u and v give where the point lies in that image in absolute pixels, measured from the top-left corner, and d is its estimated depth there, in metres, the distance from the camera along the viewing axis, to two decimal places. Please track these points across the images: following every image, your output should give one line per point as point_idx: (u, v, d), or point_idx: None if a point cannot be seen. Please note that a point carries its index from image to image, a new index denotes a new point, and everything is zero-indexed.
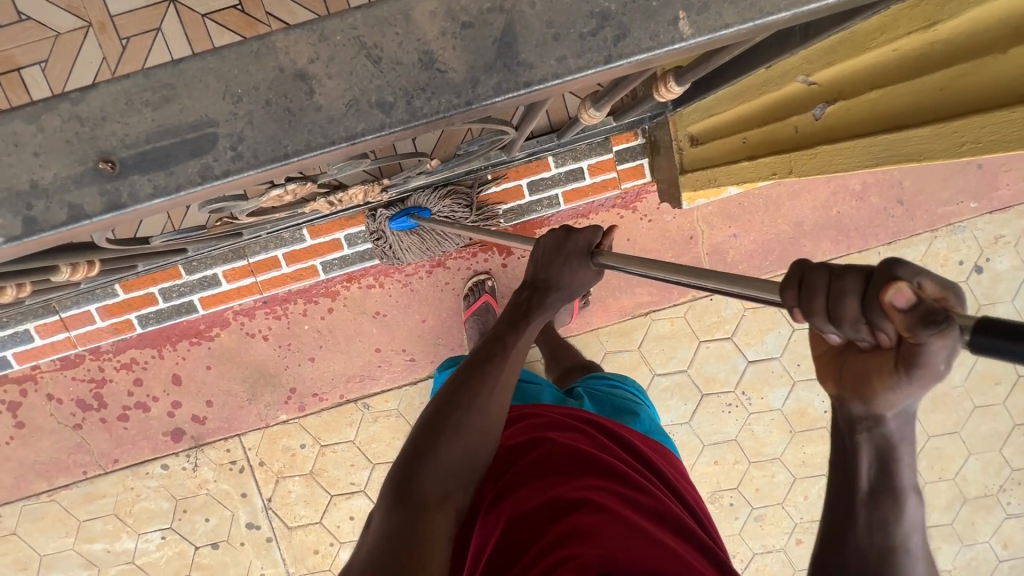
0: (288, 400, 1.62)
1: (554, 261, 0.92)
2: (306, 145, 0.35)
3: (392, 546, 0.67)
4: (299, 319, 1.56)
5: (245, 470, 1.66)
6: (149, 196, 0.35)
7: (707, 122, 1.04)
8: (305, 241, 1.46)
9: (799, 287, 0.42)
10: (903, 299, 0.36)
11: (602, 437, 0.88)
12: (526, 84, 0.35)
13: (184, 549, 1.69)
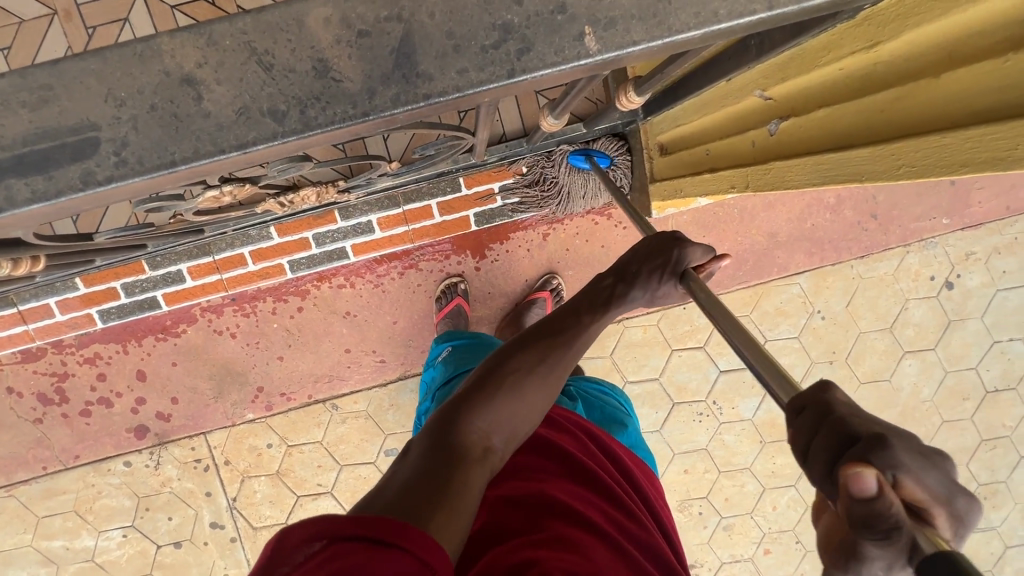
0: (255, 399, 1.60)
1: (649, 262, 0.83)
2: (194, 153, 0.35)
3: (425, 488, 0.61)
4: (268, 318, 1.54)
5: (210, 469, 1.63)
6: (26, 200, 0.34)
7: (675, 132, 1.04)
8: (273, 239, 1.44)
9: (796, 413, 0.44)
10: (859, 488, 0.35)
11: (588, 442, 0.90)
12: (425, 96, 0.36)
13: (146, 548, 1.66)
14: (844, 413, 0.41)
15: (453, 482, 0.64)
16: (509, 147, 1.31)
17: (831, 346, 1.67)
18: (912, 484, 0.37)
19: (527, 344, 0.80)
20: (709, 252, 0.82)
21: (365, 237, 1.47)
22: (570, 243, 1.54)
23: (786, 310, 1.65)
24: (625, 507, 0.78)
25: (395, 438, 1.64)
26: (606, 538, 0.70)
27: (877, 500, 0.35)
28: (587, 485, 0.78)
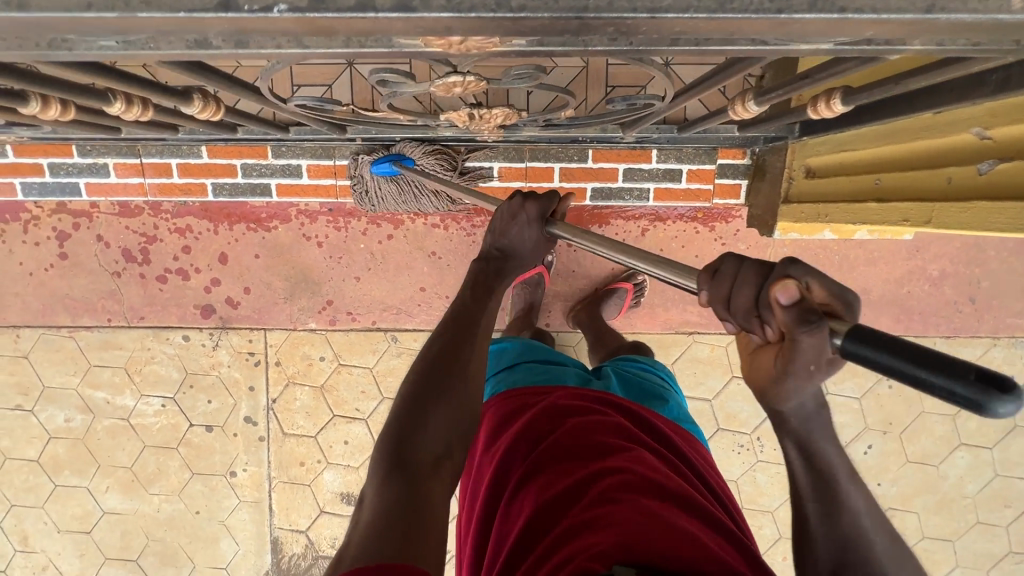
0: (321, 310, 1.62)
1: (510, 226, 1.00)
2: (608, 4, 0.42)
3: (390, 516, 0.71)
4: (357, 237, 1.57)
5: (260, 365, 1.66)
6: (438, 6, 0.42)
7: (835, 156, 1.03)
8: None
9: (712, 274, 0.53)
10: (788, 294, 0.47)
11: (616, 420, 0.92)
12: (839, 10, 0.42)
13: (178, 422, 1.70)
14: (748, 265, 0.51)
15: (413, 505, 0.74)
16: (656, 128, 1.25)
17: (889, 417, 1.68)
18: (817, 287, 0.47)
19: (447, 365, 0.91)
20: (553, 197, 0.99)
21: None
22: (666, 245, 1.51)
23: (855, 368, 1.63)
24: (664, 473, 0.80)
25: None
26: (647, 505, 0.72)
27: (795, 302, 0.46)
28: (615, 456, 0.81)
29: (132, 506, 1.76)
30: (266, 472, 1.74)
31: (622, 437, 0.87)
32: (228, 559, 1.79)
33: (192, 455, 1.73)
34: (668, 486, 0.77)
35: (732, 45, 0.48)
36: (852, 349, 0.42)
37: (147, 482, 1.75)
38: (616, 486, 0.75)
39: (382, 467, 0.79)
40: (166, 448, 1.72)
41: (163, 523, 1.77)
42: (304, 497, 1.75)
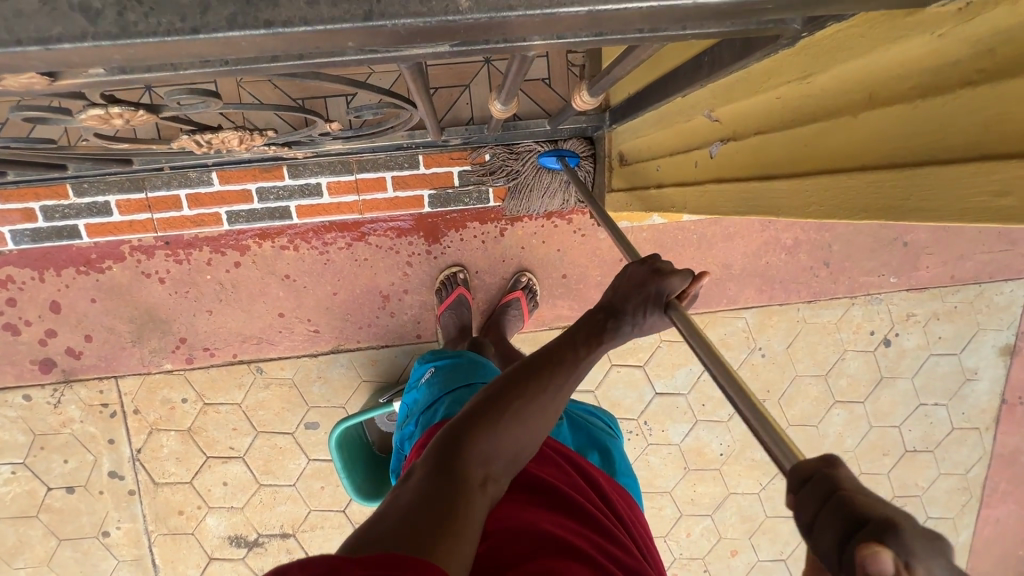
0: (176, 349, 1.52)
1: (632, 297, 0.77)
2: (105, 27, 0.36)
3: (428, 515, 0.57)
4: (202, 268, 1.47)
5: (117, 416, 1.55)
6: None
7: (634, 142, 1.03)
8: (214, 184, 1.36)
9: (801, 484, 0.40)
10: (877, 570, 0.33)
11: (572, 470, 0.83)
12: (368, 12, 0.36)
13: (35, 489, 1.57)
14: (855, 494, 0.37)
15: (455, 511, 0.59)
16: (470, 130, 1.24)
17: (766, 385, 1.70)
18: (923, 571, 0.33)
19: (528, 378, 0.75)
20: (689, 275, 0.74)
21: (311, 198, 1.40)
22: (527, 243, 1.52)
23: (728, 342, 1.67)
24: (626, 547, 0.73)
25: (317, 412, 1.59)
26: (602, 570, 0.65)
27: None
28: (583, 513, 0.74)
29: None
30: (143, 527, 1.63)
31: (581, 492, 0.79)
32: None
33: (56, 520, 1.60)
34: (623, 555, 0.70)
35: (341, 57, 0.46)
36: None
37: (9, 557, 1.61)
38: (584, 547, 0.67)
39: (432, 460, 0.65)
40: (25, 517, 1.59)
41: None
42: (189, 547, 1.65)
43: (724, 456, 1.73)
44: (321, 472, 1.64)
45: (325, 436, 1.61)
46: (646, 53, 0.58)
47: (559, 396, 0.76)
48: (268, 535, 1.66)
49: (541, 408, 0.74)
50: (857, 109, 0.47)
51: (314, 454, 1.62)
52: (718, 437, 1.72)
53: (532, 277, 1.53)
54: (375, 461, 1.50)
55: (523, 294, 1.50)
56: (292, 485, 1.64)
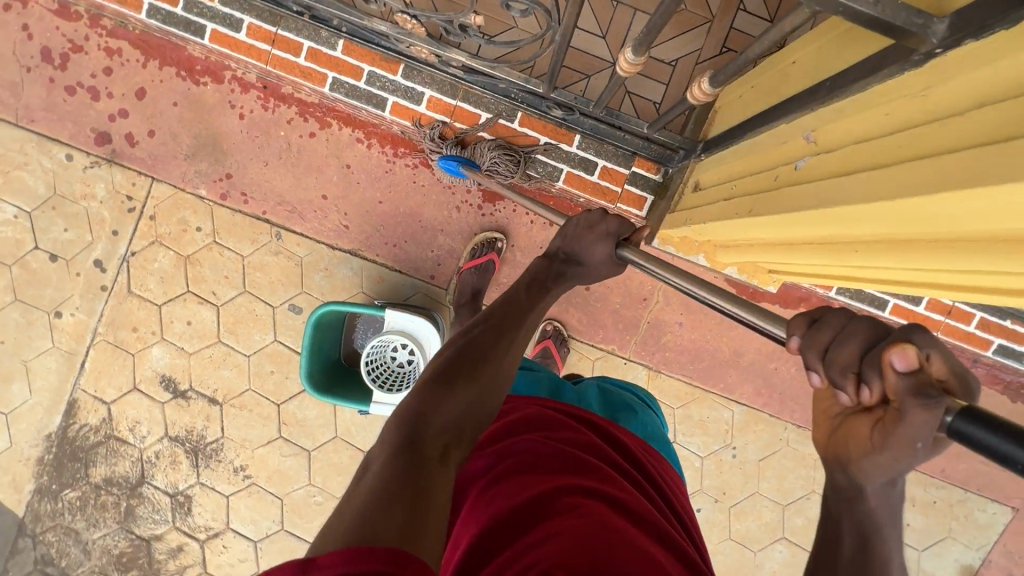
0: (217, 181, 1.56)
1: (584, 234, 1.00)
2: None
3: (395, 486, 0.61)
4: (281, 123, 1.54)
5: (133, 212, 1.57)
6: None
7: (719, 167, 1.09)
8: (333, 51, 1.39)
9: (811, 323, 0.52)
10: (903, 362, 0.44)
11: (584, 438, 0.90)
12: None
13: (23, 241, 1.58)
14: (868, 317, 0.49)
15: (421, 480, 0.64)
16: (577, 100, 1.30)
17: (723, 486, 1.65)
18: (941, 362, 0.44)
19: (472, 351, 0.84)
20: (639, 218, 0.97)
21: (405, 104, 1.41)
22: None
23: (707, 427, 1.64)
24: (629, 495, 0.80)
25: (306, 299, 1.59)
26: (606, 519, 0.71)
27: (917, 369, 0.44)
28: (584, 475, 0.80)
29: None
30: (93, 326, 1.61)
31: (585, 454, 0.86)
32: (13, 404, 1.63)
33: (23, 280, 1.60)
34: (639, 512, 0.77)
35: None
36: (968, 429, 0.40)
37: None
38: (582, 499, 0.74)
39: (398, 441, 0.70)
40: None
41: None
42: (122, 366, 1.62)
43: None
44: (278, 358, 1.61)
45: (301, 326, 1.60)
46: (795, 23, 0.62)
47: (508, 351, 0.86)
48: (198, 393, 1.63)
49: (489, 363, 0.83)
50: (965, 111, 0.50)
51: (282, 337, 1.61)
52: None
53: (561, 325, 1.60)
54: (340, 369, 1.44)
55: (552, 340, 1.57)
56: (246, 356, 1.61)
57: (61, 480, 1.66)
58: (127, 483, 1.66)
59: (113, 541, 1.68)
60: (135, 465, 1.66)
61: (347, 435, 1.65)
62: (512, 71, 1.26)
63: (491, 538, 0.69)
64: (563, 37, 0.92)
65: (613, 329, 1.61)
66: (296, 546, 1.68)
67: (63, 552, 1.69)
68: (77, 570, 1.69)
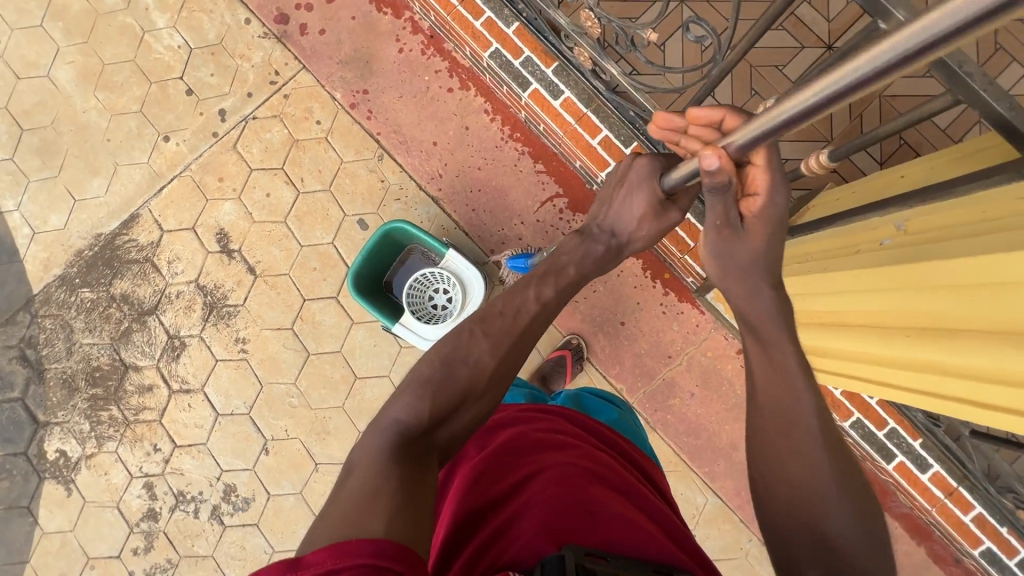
0: (354, 91, 1.72)
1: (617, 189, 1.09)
2: None
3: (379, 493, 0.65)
4: (430, 70, 1.71)
5: (273, 85, 1.73)
6: None
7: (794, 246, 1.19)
8: (507, 28, 1.50)
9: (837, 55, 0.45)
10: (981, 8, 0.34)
11: (566, 425, 0.94)
12: None
13: (173, 68, 1.75)
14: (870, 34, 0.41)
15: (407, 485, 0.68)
16: None
17: None
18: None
19: (452, 356, 0.87)
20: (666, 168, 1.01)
21: (544, 95, 1.52)
22: (624, 274, 1.66)
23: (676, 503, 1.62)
24: (609, 472, 0.83)
25: (376, 220, 1.69)
26: (583, 493, 0.74)
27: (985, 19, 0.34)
28: (567, 451, 0.83)
29: (70, 92, 1.77)
30: (187, 161, 1.74)
31: (567, 437, 0.89)
32: (86, 195, 1.75)
33: (154, 98, 1.75)
34: (619, 487, 0.80)
35: None
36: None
37: (100, 86, 1.76)
38: (563, 472, 0.77)
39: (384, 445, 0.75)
40: (144, 76, 1.76)
41: (75, 125, 1.76)
42: (192, 205, 1.73)
43: None
44: (326, 259, 1.69)
45: (360, 241, 1.69)
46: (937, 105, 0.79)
47: (492, 351, 0.88)
48: (243, 257, 1.71)
49: (471, 362, 0.87)
50: None
51: (339, 243, 1.69)
52: None
53: (585, 345, 1.64)
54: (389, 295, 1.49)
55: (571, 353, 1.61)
56: (300, 245, 1.70)
57: (86, 279, 1.74)
58: (138, 307, 1.73)
59: (97, 353, 1.73)
60: (154, 295, 1.73)
61: (349, 355, 1.68)
62: (648, 98, 1.39)
63: (471, 520, 0.73)
64: (719, 77, 1.04)
65: (630, 371, 1.64)
66: (251, 436, 1.69)
67: (50, 342, 1.74)
68: (53, 364, 1.73)
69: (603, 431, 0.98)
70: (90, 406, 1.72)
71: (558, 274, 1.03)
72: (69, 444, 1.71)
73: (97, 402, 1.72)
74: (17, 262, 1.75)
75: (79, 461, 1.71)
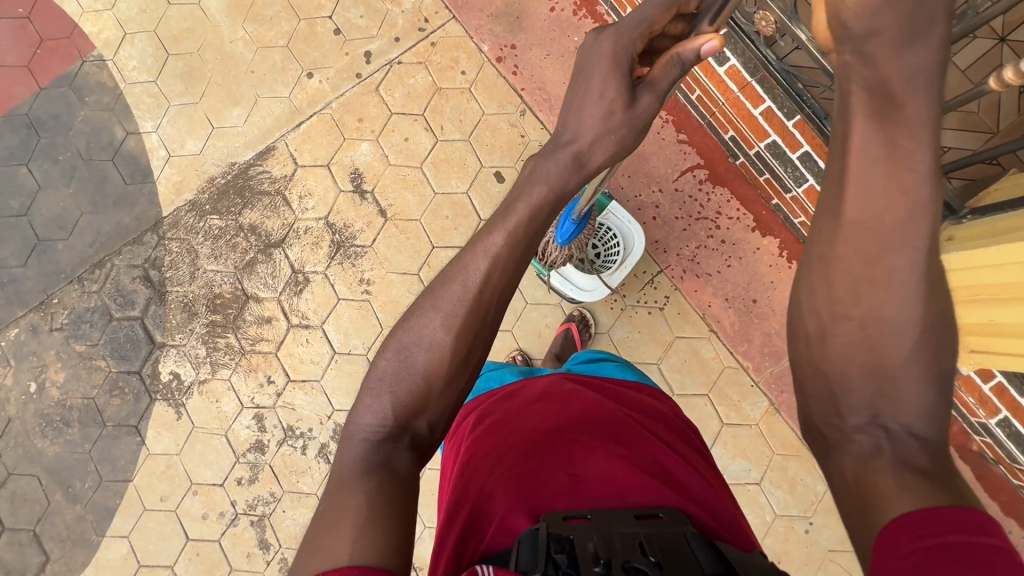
0: (501, 45, 1.73)
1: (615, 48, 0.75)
2: None
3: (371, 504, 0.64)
4: (579, 30, 1.71)
5: (421, 32, 1.75)
6: None
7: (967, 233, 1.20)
8: None
9: None
10: None
11: (565, 387, 0.97)
12: None
13: (323, 8, 1.78)
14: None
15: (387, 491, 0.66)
16: None
17: (782, 554, 1.57)
18: None
19: (402, 340, 0.75)
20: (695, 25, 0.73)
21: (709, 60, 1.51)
22: (761, 252, 1.64)
23: (797, 488, 1.59)
24: (604, 427, 0.87)
25: (512, 174, 1.69)
26: (569, 461, 0.80)
27: None
28: (554, 415, 0.90)
29: (219, 21, 1.79)
30: (329, 99, 1.75)
31: (564, 400, 0.93)
32: (224, 122, 1.76)
33: (302, 35, 1.77)
34: (615, 441, 0.84)
35: None
36: None
37: (249, 18, 1.79)
38: (550, 444, 0.83)
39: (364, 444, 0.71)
40: (293, 13, 1.78)
41: (220, 53, 1.78)
42: (329, 143, 1.73)
43: None
44: (458, 207, 1.69)
45: (495, 193, 1.69)
46: None
47: (446, 324, 0.74)
48: (375, 199, 1.71)
49: (425, 341, 0.74)
50: None
51: (472, 193, 1.69)
52: None
53: (711, 320, 1.64)
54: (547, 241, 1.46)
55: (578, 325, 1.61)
56: (434, 191, 1.70)
57: (216, 206, 1.74)
58: (265, 238, 1.73)
59: (220, 280, 1.73)
60: (282, 228, 1.73)
61: None
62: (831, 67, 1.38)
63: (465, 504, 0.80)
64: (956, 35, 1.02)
65: (759, 348, 1.62)
66: None
67: (175, 264, 1.74)
68: (175, 286, 1.73)
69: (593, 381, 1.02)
70: (207, 332, 1.72)
71: (506, 214, 0.76)
72: (183, 367, 1.71)
73: (214, 329, 1.72)
74: (149, 182, 1.76)
75: (192, 385, 1.71)
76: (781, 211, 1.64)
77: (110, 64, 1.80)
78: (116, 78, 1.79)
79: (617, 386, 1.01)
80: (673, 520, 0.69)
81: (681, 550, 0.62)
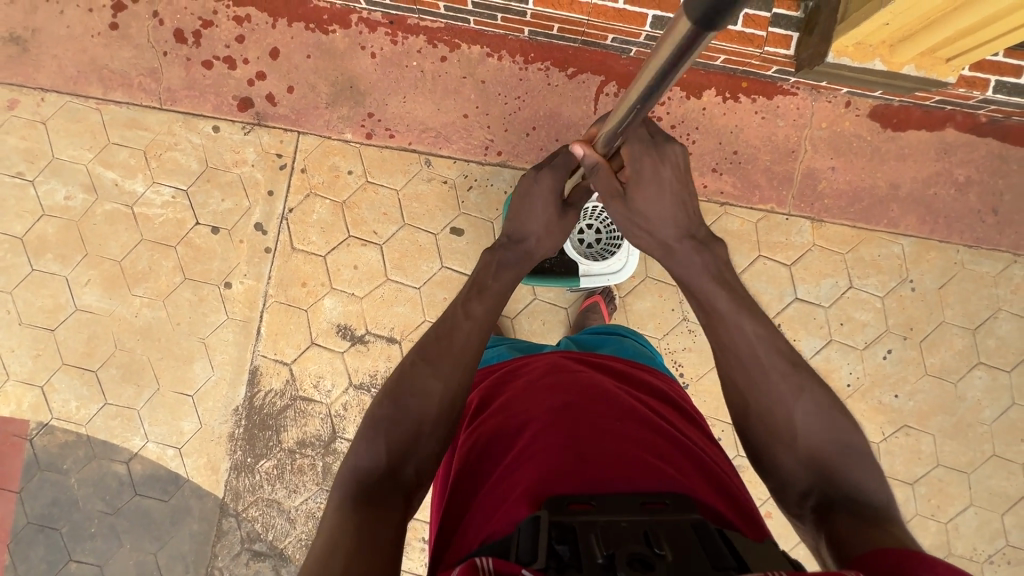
0: (361, 122, 1.61)
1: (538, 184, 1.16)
2: None
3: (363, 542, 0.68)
4: (412, 54, 1.59)
5: (285, 169, 1.62)
6: None
7: None
8: None
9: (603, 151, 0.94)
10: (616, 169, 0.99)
11: (567, 369, 0.94)
12: None
13: (184, 220, 1.62)
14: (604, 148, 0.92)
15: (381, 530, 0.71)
16: None
17: (910, 321, 1.64)
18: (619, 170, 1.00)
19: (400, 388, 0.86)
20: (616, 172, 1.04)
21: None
22: (709, 109, 1.61)
23: (880, 265, 1.64)
24: (607, 404, 0.82)
25: (465, 219, 1.61)
26: (572, 437, 0.75)
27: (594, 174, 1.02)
28: (556, 394, 0.85)
29: (109, 306, 1.63)
30: (263, 289, 1.63)
31: (567, 380, 0.90)
32: (196, 385, 1.64)
33: (189, 258, 1.62)
34: (618, 419, 0.79)
35: None
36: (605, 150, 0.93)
37: (131, 283, 1.63)
38: (549, 424, 0.78)
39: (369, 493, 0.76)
40: (163, 246, 1.62)
41: (136, 332, 1.64)
42: (297, 324, 1.63)
43: (850, 389, 1.65)
44: (447, 283, 1.62)
45: (466, 247, 1.61)
46: None
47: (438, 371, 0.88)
48: (376, 335, 1.62)
49: (427, 390, 0.85)
50: None
51: (448, 262, 1.62)
52: (849, 364, 1.64)
53: (717, 194, 1.63)
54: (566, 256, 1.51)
55: (602, 297, 1.59)
56: (416, 288, 1.62)
57: (255, 452, 1.64)
58: (320, 442, 1.64)
59: (315, 504, 1.65)
60: (325, 423, 1.64)
61: None
62: None
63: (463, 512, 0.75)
64: None
65: (768, 187, 1.62)
66: None
67: (268, 525, 1.65)
68: (284, 541, 1.65)
69: (602, 367, 0.98)
70: None
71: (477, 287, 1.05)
72: None
73: None
74: (184, 483, 1.65)
75: None
76: (697, 65, 1.58)
77: (55, 423, 1.64)
78: (71, 429, 1.64)
79: (622, 370, 1.00)
80: (677, 503, 0.64)
81: (687, 544, 0.57)
